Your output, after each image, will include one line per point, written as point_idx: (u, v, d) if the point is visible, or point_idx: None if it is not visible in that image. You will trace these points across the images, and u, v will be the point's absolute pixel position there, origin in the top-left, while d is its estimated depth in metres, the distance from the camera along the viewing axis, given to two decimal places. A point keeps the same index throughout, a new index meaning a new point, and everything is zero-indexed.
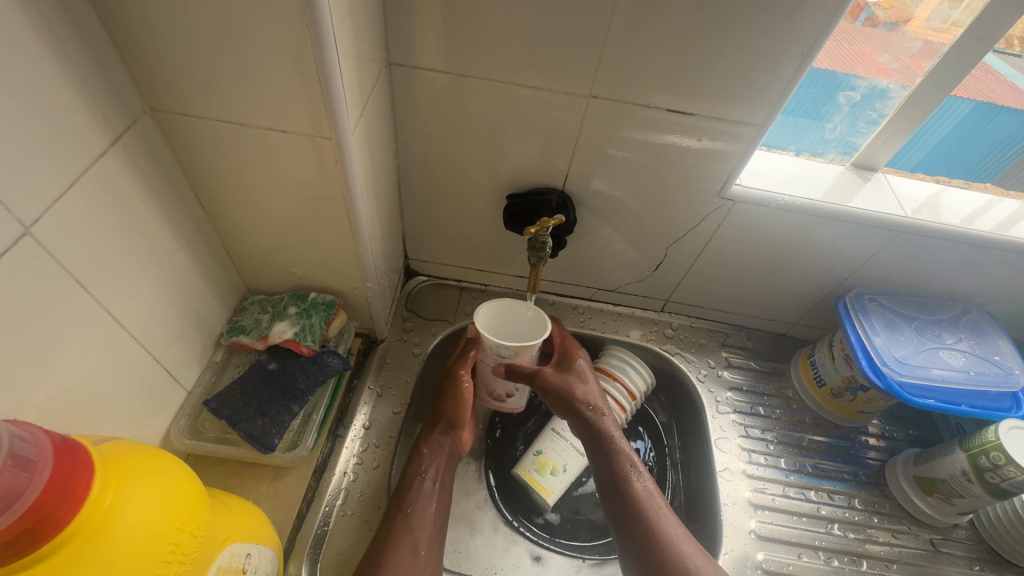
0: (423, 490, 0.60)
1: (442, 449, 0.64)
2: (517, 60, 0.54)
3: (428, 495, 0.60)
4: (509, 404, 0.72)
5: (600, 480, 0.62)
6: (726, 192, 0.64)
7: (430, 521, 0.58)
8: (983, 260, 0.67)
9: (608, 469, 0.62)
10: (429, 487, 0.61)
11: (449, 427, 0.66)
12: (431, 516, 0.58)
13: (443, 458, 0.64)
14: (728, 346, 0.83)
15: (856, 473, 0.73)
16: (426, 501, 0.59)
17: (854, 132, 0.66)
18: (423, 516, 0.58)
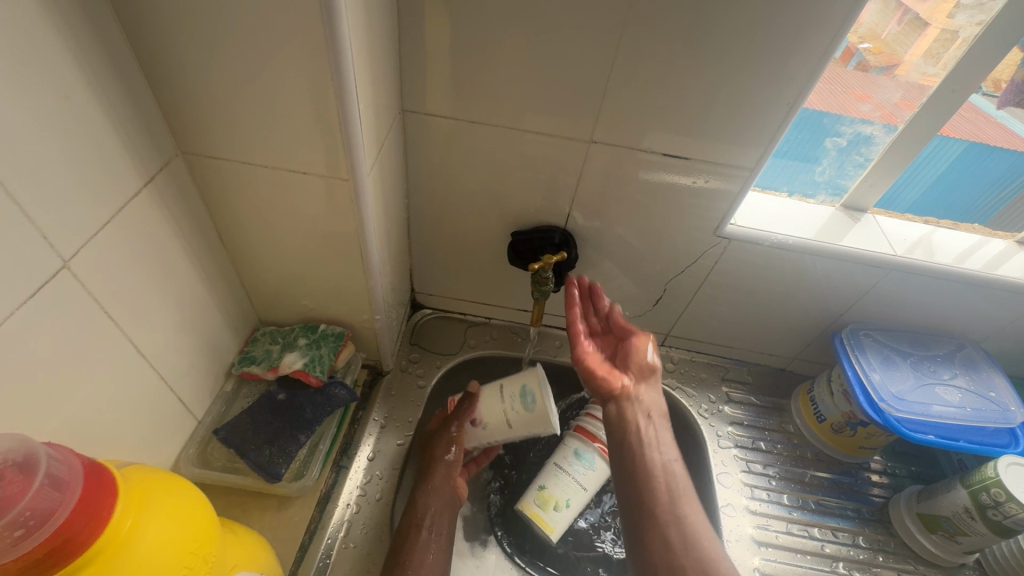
0: (418, 538, 0.59)
1: (445, 483, 0.64)
2: (522, 105, 0.58)
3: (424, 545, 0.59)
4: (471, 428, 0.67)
5: (629, 493, 0.57)
6: (722, 231, 0.66)
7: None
8: (975, 296, 0.69)
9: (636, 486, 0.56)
10: (425, 535, 0.60)
11: (444, 463, 0.65)
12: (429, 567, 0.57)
13: (440, 502, 0.63)
14: (728, 381, 0.84)
15: (859, 510, 0.73)
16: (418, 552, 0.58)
17: (842, 175, 0.69)
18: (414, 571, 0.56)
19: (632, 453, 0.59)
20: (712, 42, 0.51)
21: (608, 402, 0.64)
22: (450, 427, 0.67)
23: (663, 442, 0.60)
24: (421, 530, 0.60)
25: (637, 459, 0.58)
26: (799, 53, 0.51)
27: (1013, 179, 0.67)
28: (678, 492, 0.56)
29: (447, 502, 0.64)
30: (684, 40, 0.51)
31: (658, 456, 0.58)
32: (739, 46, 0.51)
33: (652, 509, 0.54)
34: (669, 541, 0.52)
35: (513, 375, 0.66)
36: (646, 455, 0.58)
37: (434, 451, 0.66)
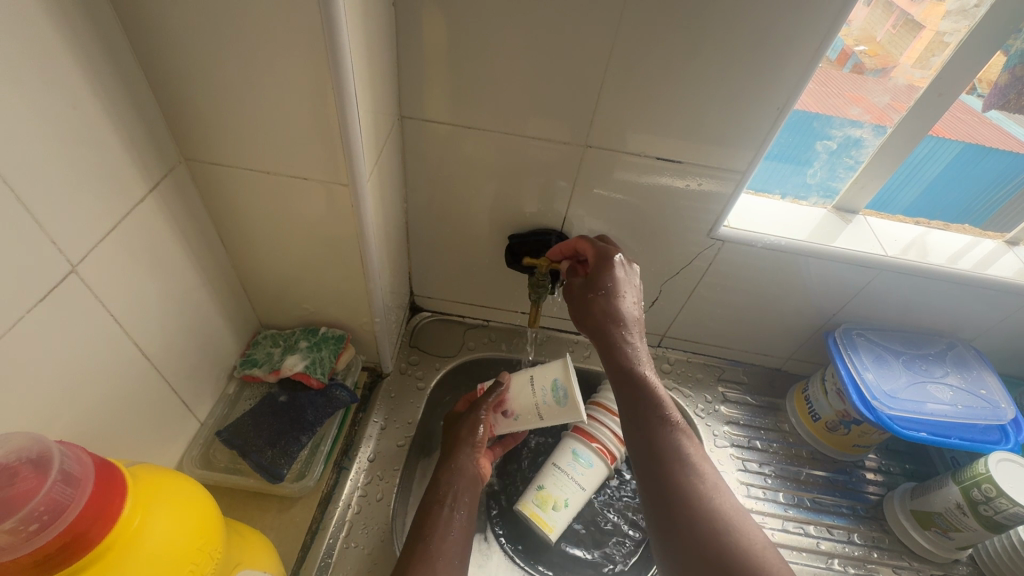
0: (444, 515, 0.60)
1: (469, 465, 0.65)
2: (517, 111, 0.59)
3: (450, 518, 0.60)
4: (500, 419, 0.68)
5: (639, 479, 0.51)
6: (715, 233, 0.68)
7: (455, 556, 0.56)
8: (964, 296, 0.70)
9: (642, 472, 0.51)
10: (450, 512, 0.60)
11: (470, 446, 0.66)
12: (450, 542, 0.57)
13: (466, 481, 0.64)
14: (724, 381, 0.85)
15: (854, 507, 0.74)
16: (444, 528, 0.58)
17: (833, 177, 0.71)
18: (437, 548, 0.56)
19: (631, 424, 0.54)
20: (703, 48, 0.52)
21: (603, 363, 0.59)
22: (478, 411, 0.68)
23: (656, 408, 0.53)
24: (446, 507, 0.61)
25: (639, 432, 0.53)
26: (787, 58, 0.52)
27: (1008, 180, 0.68)
28: (709, 486, 0.48)
29: (470, 485, 0.64)
30: (676, 45, 0.52)
31: (687, 446, 0.51)
32: (729, 52, 0.52)
33: (681, 504, 0.47)
34: (703, 533, 0.45)
35: (544, 366, 0.66)
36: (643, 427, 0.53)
37: (461, 432, 0.68)
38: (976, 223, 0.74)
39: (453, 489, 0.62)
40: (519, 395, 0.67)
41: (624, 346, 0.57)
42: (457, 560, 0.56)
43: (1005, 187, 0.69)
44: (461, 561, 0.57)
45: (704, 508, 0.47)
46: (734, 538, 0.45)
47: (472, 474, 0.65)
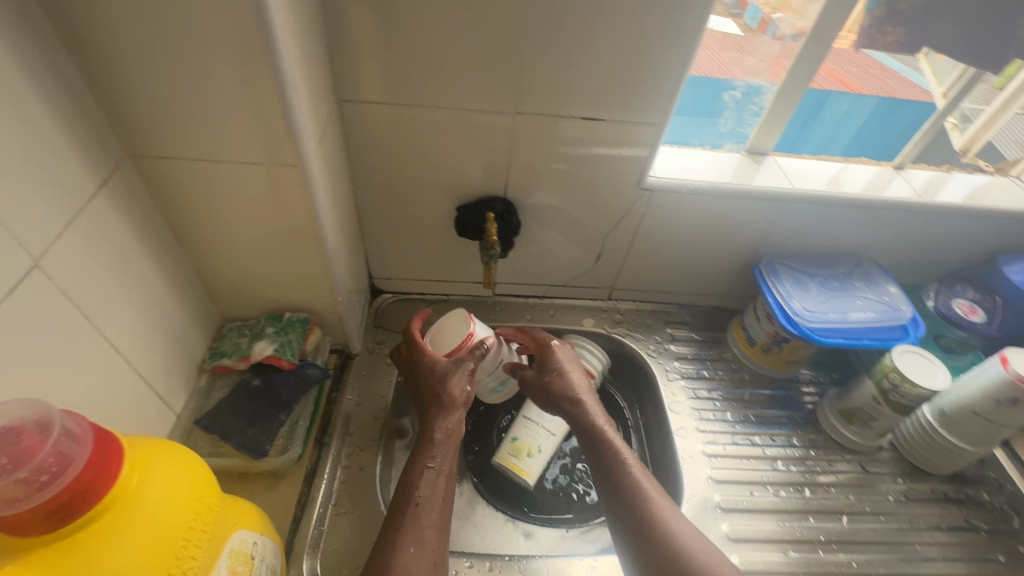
0: (424, 480, 0.59)
1: (443, 430, 0.63)
2: (449, 85, 0.62)
3: (433, 484, 0.59)
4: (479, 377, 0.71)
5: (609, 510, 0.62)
6: (644, 183, 0.73)
7: (436, 530, 0.56)
8: (864, 217, 0.79)
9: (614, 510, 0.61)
10: (435, 476, 0.60)
11: (442, 407, 0.65)
12: (431, 506, 0.57)
13: (451, 441, 0.63)
14: (671, 323, 0.93)
15: (793, 416, 0.83)
16: (428, 493, 0.58)
17: (743, 124, 0.79)
18: (415, 526, 0.55)
19: (603, 462, 0.64)
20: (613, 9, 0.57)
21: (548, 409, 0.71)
22: (466, 364, 0.68)
23: (608, 451, 0.64)
24: (431, 471, 0.60)
25: (615, 468, 0.63)
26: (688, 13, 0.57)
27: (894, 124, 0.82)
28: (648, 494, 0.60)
29: (446, 449, 0.62)
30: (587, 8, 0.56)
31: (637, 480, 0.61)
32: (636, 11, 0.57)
33: (637, 524, 0.58)
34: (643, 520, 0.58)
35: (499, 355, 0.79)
36: (621, 465, 0.63)
37: (449, 386, 0.66)
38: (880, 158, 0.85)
39: (426, 459, 0.61)
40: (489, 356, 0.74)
41: (580, 407, 0.69)
42: (439, 524, 0.57)
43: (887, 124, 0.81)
44: (439, 526, 0.57)
45: (658, 531, 0.57)
46: (664, 526, 0.57)
47: (444, 439, 0.63)
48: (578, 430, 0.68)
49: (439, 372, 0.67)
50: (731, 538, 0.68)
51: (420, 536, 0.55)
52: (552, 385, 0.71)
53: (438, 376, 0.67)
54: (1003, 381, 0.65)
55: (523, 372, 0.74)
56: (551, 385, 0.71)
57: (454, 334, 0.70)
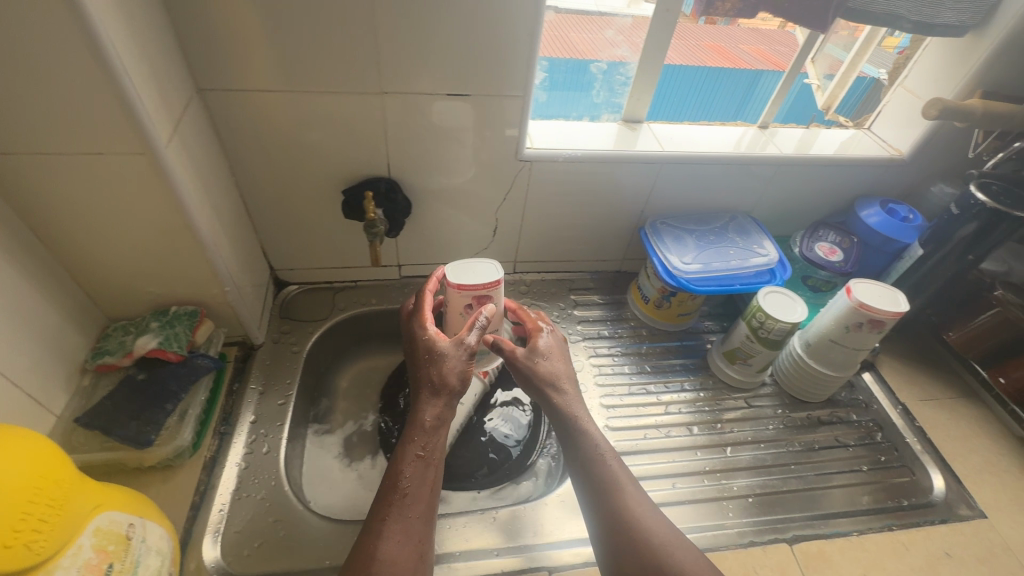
0: (410, 466, 0.56)
1: (434, 416, 0.60)
2: (312, 68, 0.64)
3: (420, 473, 0.56)
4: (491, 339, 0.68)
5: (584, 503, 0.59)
6: (522, 155, 0.77)
7: (422, 527, 0.53)
8: (732, 174, 0.86)
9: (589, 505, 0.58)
10: (423, 462, 0.57)
11: (436, 391, 0.61)
12: (422, 494, 0.55)
13: (440, 427, 0.59)
14: (575, 290, 0.98)
15: (686, 364, 0.89)
16: (417, 482, 0.55)
17: (615, 94, 0.83)
18: (406, 528, 0.52)
19: (584, 454, 0.60)
20: None
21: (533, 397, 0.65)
22: (467, 335, 0.63)
23: (591, 446, 0.60)
24: (422, 459, 0.57)
25: (597, 465, 0.59)
26: None
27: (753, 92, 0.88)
28: (638, 495, 0.57)
29: (438, 438, 0.59)
30: None
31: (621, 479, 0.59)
32: None
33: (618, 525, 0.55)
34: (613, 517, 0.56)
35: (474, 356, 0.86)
36: (603, 462, 0.59)
37: (442, 367, 0.61)
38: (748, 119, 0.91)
39: (417, 447, 0.58)
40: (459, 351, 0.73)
41: (558, 398, 0.64)
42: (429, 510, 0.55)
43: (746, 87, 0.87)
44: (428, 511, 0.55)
45: (634, 527, 0.55)
46: (641, 519, 0.55)
47: (436, 425, 0.59)
48: (557, 420, 0.63)
49: (435, 354, 0.62)
50: None
51: (410, 527, 0.52)
52: (537, 372, 0.65)
53: (428, 355, 0.63)
54: (848, 308, 0.72)
55: (505, 348, 0.67)
56: (531, 374, 0.65)
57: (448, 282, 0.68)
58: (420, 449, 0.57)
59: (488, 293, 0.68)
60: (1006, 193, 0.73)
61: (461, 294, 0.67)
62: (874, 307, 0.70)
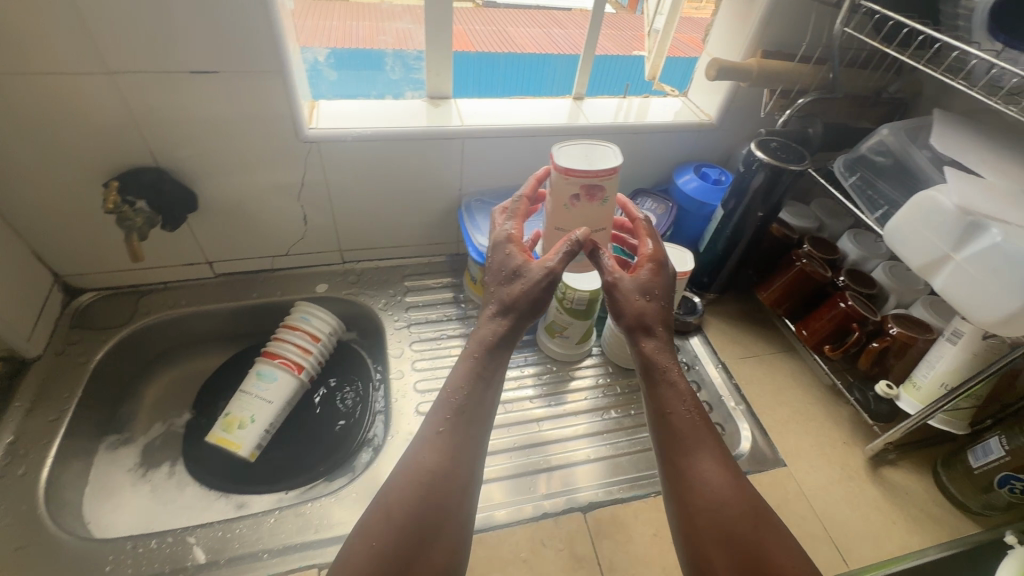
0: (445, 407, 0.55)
1: (492, 341, 0.58)
2: (21, 48, 0.57)
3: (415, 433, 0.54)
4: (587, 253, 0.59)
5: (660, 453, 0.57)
6: (303, 135, 0.73)
7: (417, 465, 0.52)
8: (542, 146, 0.85)
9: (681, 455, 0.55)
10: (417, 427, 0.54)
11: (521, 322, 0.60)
12: (388, 481, 0.52)
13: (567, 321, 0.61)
14: (408, 277, 0.95)
15: (513, 342, 0.88)
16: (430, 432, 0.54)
17: (412, 70, 0.83)
18: (406, 464, 0.53)
19: (657, 400, 0.58)
20: None
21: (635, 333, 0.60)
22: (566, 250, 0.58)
23: (671, 398, 0.57)
24: (454, 409, 0.55)
25: (665, 413, 0.57)
26: None
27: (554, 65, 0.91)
28: (693, 464, 0.54)
29: (502, 360, 0.59)
30: None
31: (690, 444, 0.55)
32: None
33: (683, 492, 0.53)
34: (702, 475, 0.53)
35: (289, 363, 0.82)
36: (670, 412, 0.57)
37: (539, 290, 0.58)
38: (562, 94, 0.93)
39: (477, 370, 0.57)
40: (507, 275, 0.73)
41: (642, 346, 0.60)
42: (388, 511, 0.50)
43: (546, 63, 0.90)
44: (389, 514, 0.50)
45: (704, 489, 0.52)
46: (698, 487, 0.53)
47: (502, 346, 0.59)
48: (640, 363, 0.60)
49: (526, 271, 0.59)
50: None
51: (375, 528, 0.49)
52: (634, 309, 0.60)
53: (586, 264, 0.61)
54: (555, 180, 0.53)
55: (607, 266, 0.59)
56: (626, 306, 0.60)
57: (552, 163, 0.52)
58: (474, 349, 0.59)
59: (601, 184, 0.52)
60: (781, 148, 0.76)
61: (566, 183, 0.52)
62: (583, 168, 0.51)
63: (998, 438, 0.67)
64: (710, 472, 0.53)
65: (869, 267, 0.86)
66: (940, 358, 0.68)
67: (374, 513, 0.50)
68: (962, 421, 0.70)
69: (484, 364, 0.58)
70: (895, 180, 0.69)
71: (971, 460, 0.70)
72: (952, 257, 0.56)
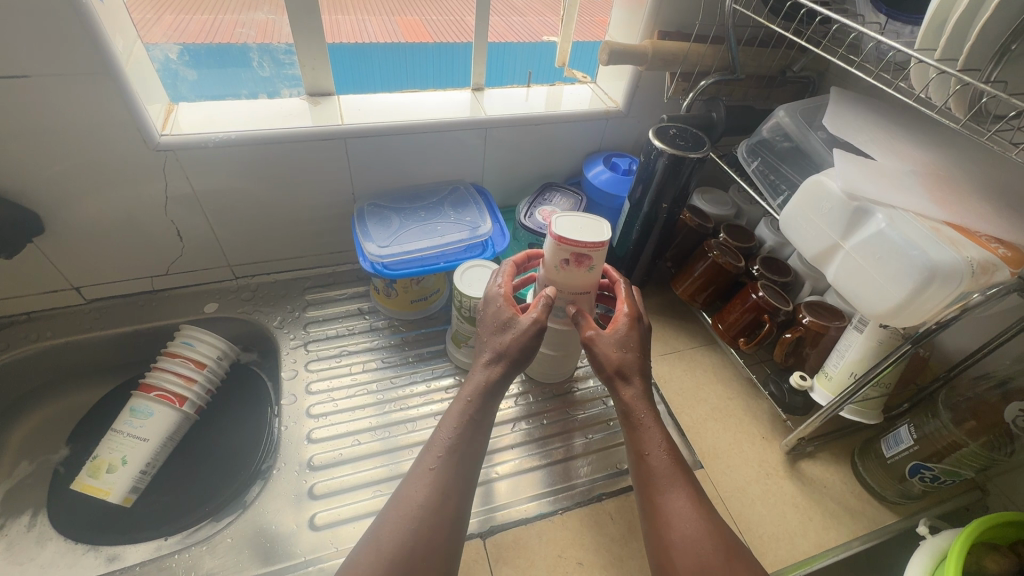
0: (417, 469, 0.53)
1: (475, 391, 0.57)
2: None
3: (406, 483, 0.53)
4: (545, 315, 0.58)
5: (639, 497, 0.55)
6: (155, 143, 0.65)
7: (410, 502, 0.51)
8: (437, 142, 0.79)
9: (663, 498, 0.53)
10: (420, 470, 0.53)
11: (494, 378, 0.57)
12: (384, 542, 0.48)
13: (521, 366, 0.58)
14: (310, 290, 0.89)
15: (422, 353, 0.83)
16: (407, 485, 0.52)
17: (283, 66, 0.76)
18: (397, 501, 0.51)
19: (637, 438, 0.56)
20: None
21: (615, 378, 0.57)
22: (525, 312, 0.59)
23: (651, 440, 0.55)
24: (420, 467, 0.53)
25: (642, 453, 0.55)
26: None
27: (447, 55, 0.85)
28: (671, 505, 0.52)
29: (483, 412, 0.57)
30: None
31: (669, 487, 0.53)
32: None
33: (664, 537, 0.51)
34: (681, 514, 0.51)
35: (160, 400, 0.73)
36: (648, 457, 0.55)
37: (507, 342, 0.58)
38: (458, 84, 0.87)
39: (449, 426, 0.55)
40: (461, 285, 0.70)
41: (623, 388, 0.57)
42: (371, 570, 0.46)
43: (436, 53, 0.84)
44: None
45: (681, 532, 0.50)
46: (674, 531, 0.50)
47: (490, 391, 0.57)
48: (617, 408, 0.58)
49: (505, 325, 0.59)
50: (315, 492, 0.65)
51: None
52: (611, 361, 0.57)
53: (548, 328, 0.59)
54: (551, 246, 0.59)
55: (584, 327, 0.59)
56: (603, 359, 0.57)
57: (548, 233, 0.59)
58: (469, 393, 0.57)
59: (589, 254, 0.58)
60: (681, 135, 0.72)
61: (559, 249, 0.58)
62: (575, 240, 0.57)
63: (908, 426, 0.65)
64: (686, 514, 0.51)
65: (785, 254, 0.83)
66: (848, 347, 0.65)
67: (366, 546, 0.48)
68: (873, 410, 0.68)
69: (476, 407, 0.56)
70: (795, 164, 0.66)
71: (884, 449, 0.68)
72: (841, 246, 0.54)
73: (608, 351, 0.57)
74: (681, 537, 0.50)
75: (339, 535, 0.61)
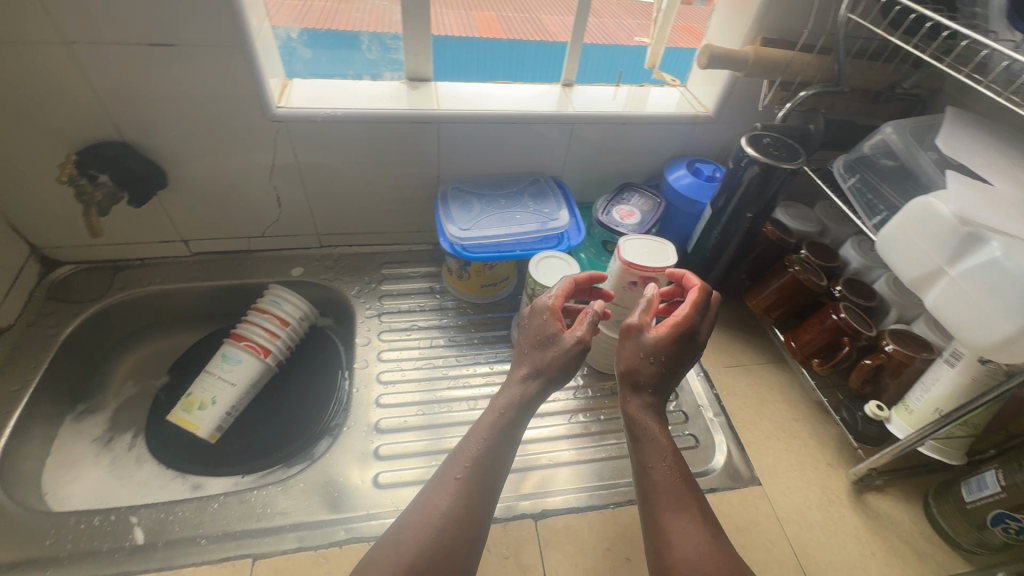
0: (444, 473, 0.55)
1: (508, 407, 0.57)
2: None
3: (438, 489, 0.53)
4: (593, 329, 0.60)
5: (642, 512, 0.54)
6: (271, 113, 0.71)
7: (432, 508, 0.51)
8: (524, 134, 0.81)
9: (666, 516, 0.52)
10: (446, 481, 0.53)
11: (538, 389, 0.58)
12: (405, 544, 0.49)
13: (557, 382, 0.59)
14: (387, 265, 0.93)
15: (488, 336, 0.85)
16: (432, 490, 0.53)
17: (389, 50, 0.82)
18: (420, 505, 0.52)
19: (641, 450, 0.56)
20: None
21: (628, 386, 0.57)
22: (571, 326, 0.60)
23: (653, 454, 0.55)
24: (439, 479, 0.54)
25: (646, 468, 0.55)
26: None
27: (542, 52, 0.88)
28: (673, 525, 0.51)
29: (507, 421, 0.57)
30: None
31: (671, 505, 0.52)
32: None
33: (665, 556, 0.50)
34: (683, 533, 0.50)
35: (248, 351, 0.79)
36: (651, 472, 0.54)
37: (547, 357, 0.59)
38: (548, 80, 0.89)
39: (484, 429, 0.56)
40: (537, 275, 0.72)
41: (631, 399, 0.57)
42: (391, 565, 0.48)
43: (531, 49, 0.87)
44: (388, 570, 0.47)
45: (685, 552, 0.49)
46: (676, 551, 0.50)
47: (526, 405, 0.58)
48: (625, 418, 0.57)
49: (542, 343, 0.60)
50: (379, 453, 0.69)
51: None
52: (627, 361, 0.57)
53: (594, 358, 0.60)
54: (619, 270, 0.66)
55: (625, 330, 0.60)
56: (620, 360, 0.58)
57: (617, 257, 0.66)
58: (503, 405, 0.58)
59: (655, 276, 0.65)
60: (775, 145, 0.70)
61: (628, 272, 0.65)
62: (643, 264, 0.64)
63: (994, 472, 0.61)
64: (688, 535, 0.50)
65: (872, 277, 0.79)
66: (937, 380, 0.62)
67: (385, 545, 0.50)
68: (957, 450, 0.64)
69: (509, 418, 0.57)
70: (899, 184, 0.63)
71: (964, 493, 0.64)
72: (947, 271, 0.52)
73: (629, 357, 0.57)
74: (683, 558, 0.49)
75: (399, 497, 0.65)
